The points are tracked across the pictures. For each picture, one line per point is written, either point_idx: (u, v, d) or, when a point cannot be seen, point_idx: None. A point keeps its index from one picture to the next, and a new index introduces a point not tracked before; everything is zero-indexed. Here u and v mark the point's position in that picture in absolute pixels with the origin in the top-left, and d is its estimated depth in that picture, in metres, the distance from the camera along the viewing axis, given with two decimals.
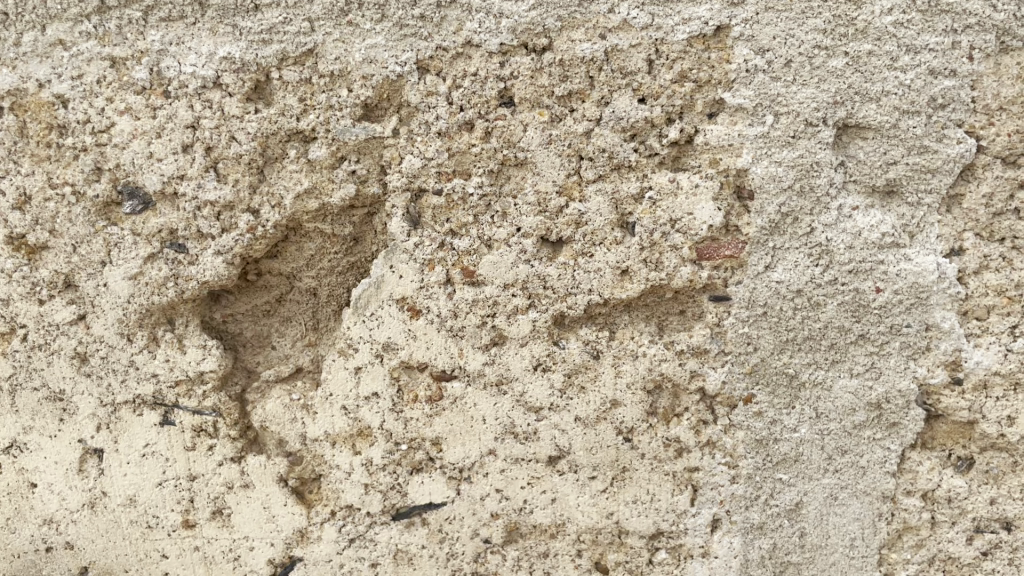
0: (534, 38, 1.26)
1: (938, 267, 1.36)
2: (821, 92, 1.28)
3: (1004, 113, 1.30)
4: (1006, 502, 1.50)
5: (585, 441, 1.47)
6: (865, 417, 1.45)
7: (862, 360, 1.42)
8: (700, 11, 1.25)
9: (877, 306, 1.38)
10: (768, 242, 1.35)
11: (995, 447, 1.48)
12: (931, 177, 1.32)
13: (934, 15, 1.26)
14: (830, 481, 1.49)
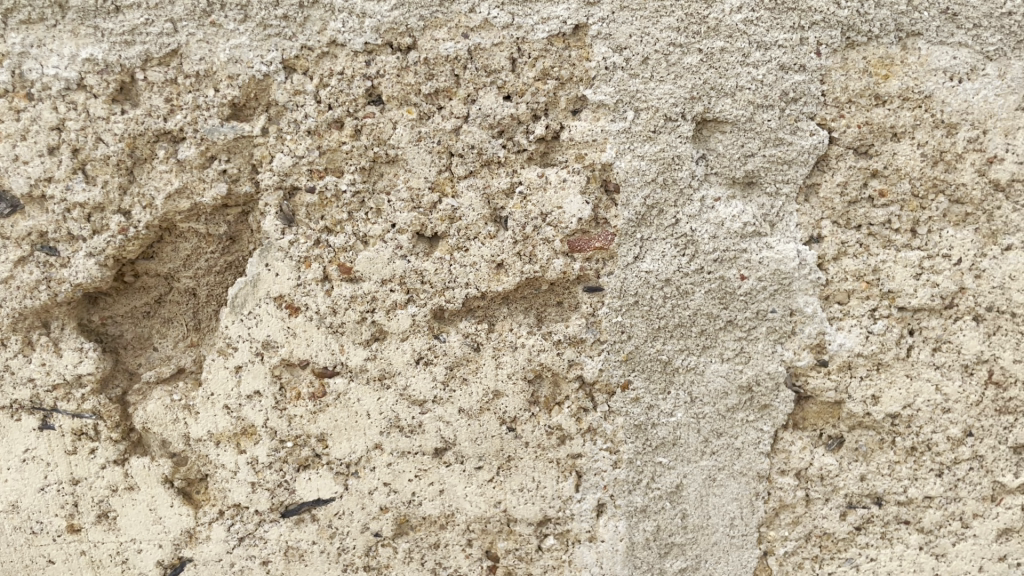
0: (398, 38, 1.29)
1: (798, 254, 1.44)
2: (679, 88, 1.33)
3: (853, 105, 1.38)
4: (876, 478, 1.58)
5: (469, 432, 1.50)
6: (737, 400, 1.53)
7: (732, 344, 1.50)
8: (558, 10, 1.29)
9: (742, 293, 1.46)
10: (636, 233, 1.41)
11: (863, 425, 1.56)
12: (787, 168, 1.40)
13: (781, 13, 1.32)
14: (709, 463, 1.56)
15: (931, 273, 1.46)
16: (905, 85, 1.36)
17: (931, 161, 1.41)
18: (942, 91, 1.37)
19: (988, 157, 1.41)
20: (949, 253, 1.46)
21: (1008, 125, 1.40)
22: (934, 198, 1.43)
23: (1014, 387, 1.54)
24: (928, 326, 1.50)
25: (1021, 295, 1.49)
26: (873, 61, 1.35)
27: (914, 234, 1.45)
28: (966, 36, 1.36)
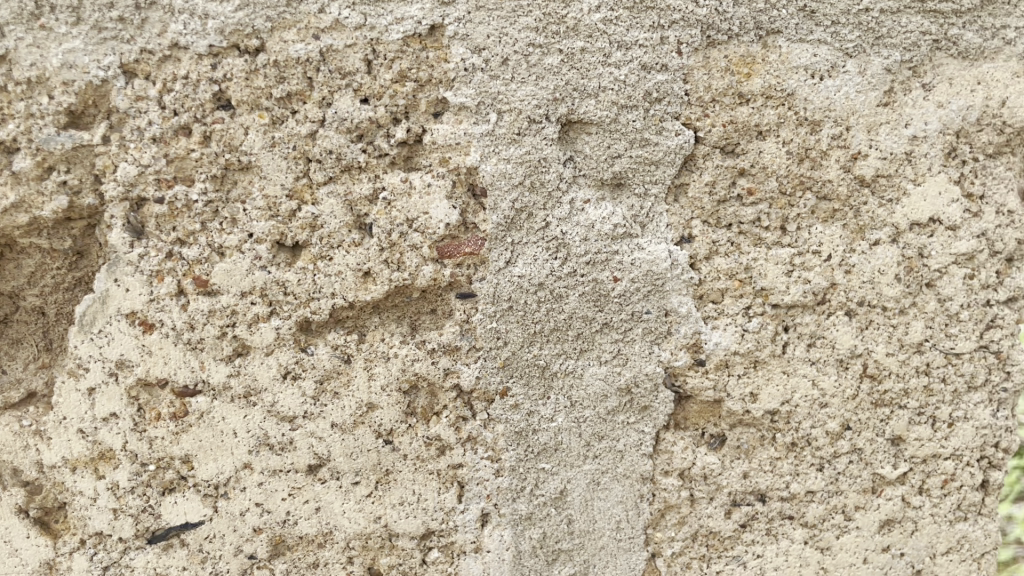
0: (244, 40, 1.23)
1: (669, 254, 1.44)
2: (540, 90, 1.31)
3: (717, 104, 1.38)
4: (759, 475, 1.59)
5: (343, 447, 1.45)
6: (617, 402, 1.52)
7: (609, 347, 1.48)
8: (412, 10, 1.25)
9: (616, 295, 1.45)
10: (507, 237, 1.38)
11: (743, 423, 1.57)
12: (655, 169, 1.40)
13: (639, 12, 1.30)
14: (592, 467, 1.55)
15: (802, 269, 1.48)
16: (767, 83, 1.37)
17: (797, 159, 1.42)
18: (804, 89, 1.38)
19: (852, 153, 1.42)
20: (818, 250, 1.47)
21: (871, 121, 1.41)
22: (801, 195, 1.45)
23: (888, 380, 1.56)
24: (802, 322, 1.51)
25: (891, 289, 1.51)
26: (734, 60, 1.35)
27: (784, 231, 1.47)
28: (824, 33, 1.36)
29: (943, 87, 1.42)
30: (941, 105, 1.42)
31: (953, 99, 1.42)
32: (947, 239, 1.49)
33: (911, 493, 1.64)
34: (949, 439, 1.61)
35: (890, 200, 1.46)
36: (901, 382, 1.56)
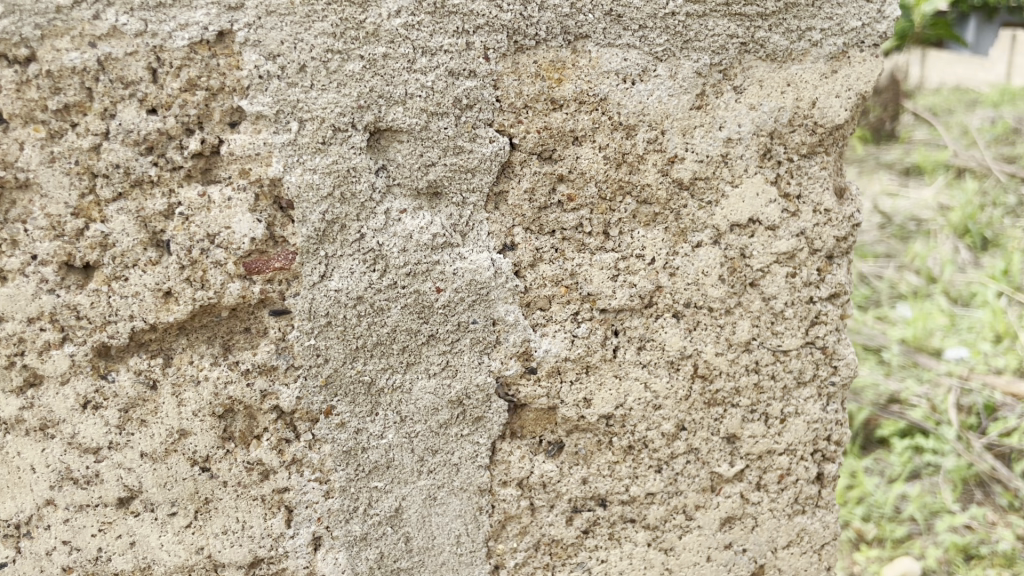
0: (12, 49, 1.14)
1: (492, 263, 1.41)
2: (343, 97, 1.26)
3: (530, 110, 1.35)
4: (597, 480, 1.59)
5: (156, 476, 1.37)
6: (448, 415, 1.47)
7: (437, 359, 1.43)
8: (197, 16, 1.19)
9: (441, 306, 1.40)
10: (319, 250, 1.32)
11: (579, 429, 1.56)
12: (472, 176, 1.36)
13: (442, 17, 1.27)
14: (427, 482, 1.50)
15: (626, 273, 1.49)
16: (578, 88, 1.36)
17: (614, 164, 1.42)
18: (616, 93, 1.38)
19: (668, 157, 1.43)
20: (641, 254, 1.48)
21: (684, 124, 1.42)
22: (621, 200, 1.45)
23: (719, 379, 1.58)
24: (630, 326, 1.52)
25: (714, 290, 1.53)
26: (543, 65, 1.33)
27: (606, 236, 1.46)
28: (633, 37, 1.35)
29: (753, 89, 1.43)
30: (753, 107, 1.44)
31: (764, 101, 1.44)
32: (767, 239, 1.52)
33: (749, 489, 1.66)
34: (781, 435, 1.64)
35: (709, 203, 1.48)
36: (731, 381, 1.59)
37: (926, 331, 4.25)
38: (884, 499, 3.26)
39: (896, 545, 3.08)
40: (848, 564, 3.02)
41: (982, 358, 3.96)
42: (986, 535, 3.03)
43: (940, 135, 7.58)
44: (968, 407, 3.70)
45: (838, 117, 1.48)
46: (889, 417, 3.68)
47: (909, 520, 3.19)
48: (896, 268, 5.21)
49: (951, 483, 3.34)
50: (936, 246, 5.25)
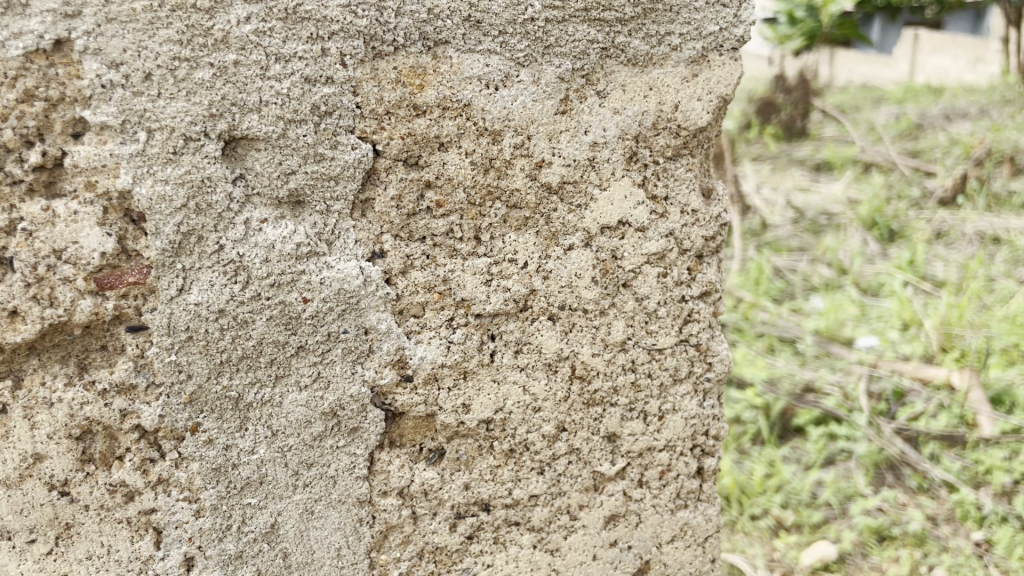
0: None
1: (361, 271, 1.39)
2: (194, 105, 1.23)
3: (392, 116, 1.34)
4: (480, 485, 1.58)
5: (11, 504, 1.32)
6: (322, 427, 1.45)
7: (307, 370, 1.41)
8: (30, 24, 1.13)
9: (309, 316, 1.37)
10: (176, 263, 1.28)
11: (460, 435, 1.55)
12: (335, 184, 1.34)
13: (294, 23, 1.25)
14: (303, 496, 1.47)
15: (500, 278, 1.48)
16: (441, 94, 1.35)
17: (482, 169, 1.41)
18: (480, 99, 1.37)
19: (536, 162, 1.44)
20: (514, 258, 1.48)
21: (550, 129, 1.43)
22: (491, 205, 1.44)
23: (596, 380, 1.60)
24: (506, 330, 1.52)
25: (588, 292, 1.54)
26: (403, 71, 1.32)
27: (478, 241, 1.46)
28: (493, 43, 1.35)
29: (617, 94, 1.45)
30: (617, 111, 1.45)
31: (628, 106, 1.46)
32: (637, 240, 1.55)
33: (631, 486, 1.68)
34: (661, 431, 1.67)
35: (579, 206, 1.49)
36: (609, 381, 1.61)
37: (837, 321, 4.53)
38: (800, 486, 3.36)
39: (812, 530, 3.18)
40: (767, 551, 3.07)
41: (890, 346, 4.24)
42: (897, 517, 3.15)
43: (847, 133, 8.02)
44: (878, 393, 3.91)
45: (701, 119, 1.51)
46: (804, 405, 3.78)
47: (824, 505, 3.30)
48: (809, 261, 5.47)
49: (863, 468, 3.46)
50: (846, 240, 5.57)
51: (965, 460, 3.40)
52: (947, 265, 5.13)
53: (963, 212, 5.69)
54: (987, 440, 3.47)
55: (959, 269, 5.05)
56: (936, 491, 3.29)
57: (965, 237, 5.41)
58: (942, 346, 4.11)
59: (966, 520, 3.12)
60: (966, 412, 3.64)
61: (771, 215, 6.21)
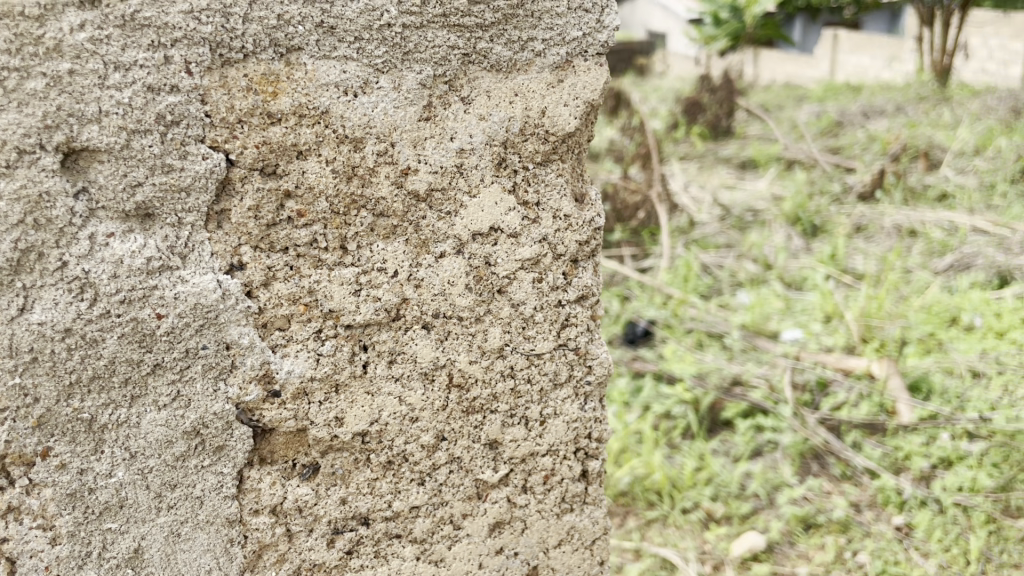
0: None
1: (218, 284, 1.35)
2: (26, 117, 1.17)
3: (245, 125, 1.30)
4: (357, 499, 1.55)
5: None
6: (185, 447, 1.40)
7: (165, 390, 1.36)
8: None
9: (163, 333, 1.33)
10: (14, 282, 1.23)
11: (334, 448, 1.52)
12: (186, 197, 1.30)
13: (133, 30, 1.21)
14: (167, 519, 1.43)
15: (369, 288, 1.45)
16: (296, 101, 1.32)
17: (344, 177, 1.38)
18: (338, 106, 1.34)
19: (401, 169, 1.41)
20: (383, 267, 1.45)
21: (414, 136, 1.40)
22: (357, 213, 1.41)
23: (475, 387, 1.58)
24: (379, 340, 1.48)
25: (462, 299, 1.52)
26: (255, 79, 1.29)
27: (345, 250, 1.42)
28: (349, 49, 1.32)
29: (482, 100, 1.43)
30: (483, 117, 1.44)
31: (493, 112, 1.45)
32: (510, 246, 1.53)
33: (515, 493, 1.67)
34: (543, 436, 1.67)
35: (448, 213, 1.47)
36: (488, 388, 1.59)
37: (763, 316, 4.67)
38: (730, 478, 3.48)
39: (742, 520, 3.31)
40: (699, 543, 3.21)
41: (813, 337, 4.42)
42: (822, 505, 3.27)
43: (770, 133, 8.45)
44: (802, 384, 4.00)
45: (569, 125, 1.51)
46: (732, 399, 3.88)
47: (752, 496, 3.42)
48: (735, 257, 5.66)
49: (789, 458, 3.57)
50: (771, 237, 5.79)
51: (885, 447, 3.49)
52: (867, 257, 5.33)
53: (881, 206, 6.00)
54: (906, 427, 3.55)
55: (879, 262, 5.24)
56: (859, 478, 3.40)
57: (884, 231, 5.66)
58: (863, 336, 4.28)
59: (887, 505, 3.23)
60: (886, 400, 3.74)
61: (698, 212, 6.47)
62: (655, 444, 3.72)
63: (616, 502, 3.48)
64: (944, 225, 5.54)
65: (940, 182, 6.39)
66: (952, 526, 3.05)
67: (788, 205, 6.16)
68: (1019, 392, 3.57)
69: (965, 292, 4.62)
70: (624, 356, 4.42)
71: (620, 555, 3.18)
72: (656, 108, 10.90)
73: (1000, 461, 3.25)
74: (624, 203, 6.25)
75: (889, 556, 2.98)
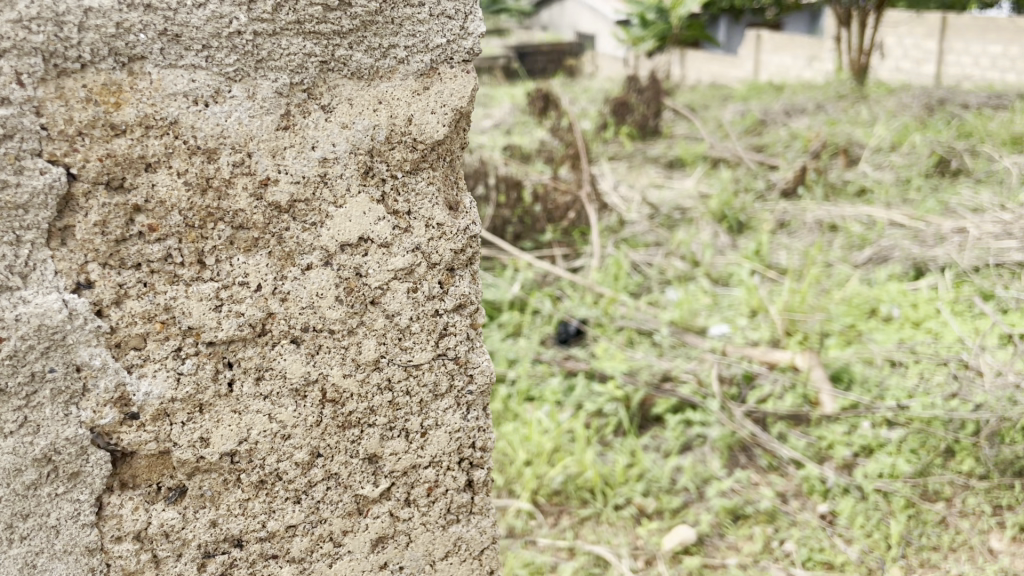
0: None
1: (64, 304, 1.29)
2: None
3: (86, 137, 1.25)
4: (228, 521, 1.51)
5: None
6: (36, 475, 1.34)
7: (11, 416, 1.30)
8: None
9: (6, 357, 1.26)
10: None
11: (201, 469, 1.47)
12: (24, 213, 1.24)
13: None
14: (20, 551, 1.38)
15: (231, 303, 1.40)
16: (140, 112, 1.27)
17: (198, 190, 1.33)
18: (187, 116, 1.30)
19: (260, 180, 1.37)
20: (245, 281, 1.40)
21: (272, 146, 1.36)
22: (213, 226, 1.36)
23: (351, 402, 1.54)
24: (244, 357, 1.43)
25: (333, 312, 1.47)
26: (95, 89, 1.24)
27: (203, 265, 1.37)
28: (197, 58, 1.28)
29: (343, 108, 1.40)
30: (346, 126, 1.40)
31: (357, 120, 1.41)
32: (381, 256, 1.49)
33: (398, 506, 1.65)
34: (425, 448, 1.64)
35: (313, 224, 1.42)
36: (364, 402, 1.55)
37: (691, 312, 4.92)
38: (661, 473, 3.72)
39: (673, 514, 3.54)
40: (632, 539, 3.43)
41: (739, 331, 4.73)
42: (748, 497, 3.56)
43: (697, 130, 8.85)
44: (729, 377, 4.28)
45: (437, 133, 1.48)
46: (662, 395, 4.15)
47: (683, 490, 3.67)
48: (664, 254, 5.86)
49: (717, 451, 3.87)
50: (698, 234, 6.05)
51: (810, 437, 3.83)
52: (790, 253, 5.68)
53: (804, 203, 6.40)
54: (829, 417, 3.91)
55: (801, 256, 5.60)
56: (785, 468, 3.73)
57: (805, 226, 6.06)
58: (787, 330, 4.64)
59: (812, 494, 3.55)
60: (809, 391, 4.07)
61: (627, 212, 6.57)
62: (587, 442, 3.95)
63: (550, 502, 3.67)
64: (863, 220, 6.02)
65: (859, 178, 6.87)
66: (873, 512, 3.38)
67: (714, 203, 6.43)
68: (933, 378, 3.96)
69: (883, 284, 5.10)
70: (557, 356, 4.59)
71: (554, 554, 3.36)
72: (585, 108, 11.01)
73: (917, 447, 3.60)
74: (554, 204, 6.32)
75: (814, 543, 3.27)
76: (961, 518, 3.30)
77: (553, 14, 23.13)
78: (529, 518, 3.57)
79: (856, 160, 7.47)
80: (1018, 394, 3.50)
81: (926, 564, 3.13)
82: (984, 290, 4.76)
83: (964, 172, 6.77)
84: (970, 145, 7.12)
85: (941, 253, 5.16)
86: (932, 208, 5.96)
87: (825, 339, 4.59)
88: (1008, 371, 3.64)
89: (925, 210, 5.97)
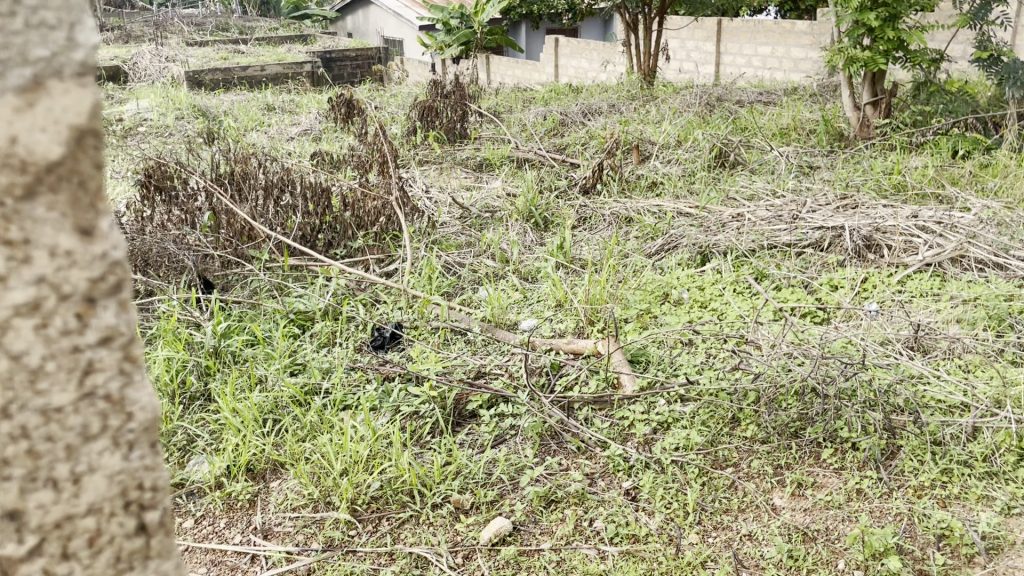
0: None
1: None
2: None
3: None
4: None
5: None
6: None
7: None
8: None
9: None
10: None
11: None
12: None
13: None
14: None
15: None
16: None
17: None
18: None
19: None
20: None
21: None
22: None
23: None
24: None
25: None
26: None
27: None
28: None
29: None
30: None
31: None
32: None
33: (53, 563, 1.42)
34: (79, 496, 1.41)
35: None
36: None
37: (501, 308, 4.96)
38: (476, 467, 3.68)
39: (489, 507, 3.51)
40: (450, 536, 3.35)
41: (546, 323, 4.83)
42: (559, 482, 3.58)
43: (501, 130, 9.02)
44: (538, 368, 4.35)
45: (52, 153, 1.26)
46: (475, 392, 4.15)
47: (498, 481, 3.65)
48: (474, 255, 5.90)
49: (530, 440, 3.89)
50: (505, 233, 6.15)
51: (613, 419, 3.96)
52: (590, 245, 5.90)
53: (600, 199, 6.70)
54: (630, 398, 4.07)
55: (600, 249, 5.83)
56: (592, 450, 3.81)
57: (603, 221, 6.33)
58: (589, 318, 4.80)
59: (617, 472, 3.64)
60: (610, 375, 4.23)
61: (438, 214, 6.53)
62: (403, 445, 3.82)
63: (368, 509, 3.52)
64: (654, 211, 6.36)
65: (649, 173, 7.24)
66: (671, 483, 3.51)
67: (520, 202, 6.50)
68: (715, 355, 4.32)
69: (673, 271, 5.42)
70: (371, 363, 4.39)
71: (373, 560, 3.24)
72: (393, 112, 10.99)
73: (707, 418, 3.89)
74: (364, 211, 6.08)
75: (619, 518, 3.35)
76: (748, 480, 3.54)
77: (359, 20, 22.82)
78: (348, 528, 3.43)
79: (647, 156, 7.83)
80: (789, 362, 4.02)
81: (720, 525, 3.31)
82: (760, 271, 5.29)
83: (739, 164, 7.38)
84: (744, 139, 7.76)
85: (721, 239, 5.62)
86: (713, 197, 6.45)
87: (623, 325, 4.74)
88: (780, 342, 4.15)
89: (708, 199, 6.45)
